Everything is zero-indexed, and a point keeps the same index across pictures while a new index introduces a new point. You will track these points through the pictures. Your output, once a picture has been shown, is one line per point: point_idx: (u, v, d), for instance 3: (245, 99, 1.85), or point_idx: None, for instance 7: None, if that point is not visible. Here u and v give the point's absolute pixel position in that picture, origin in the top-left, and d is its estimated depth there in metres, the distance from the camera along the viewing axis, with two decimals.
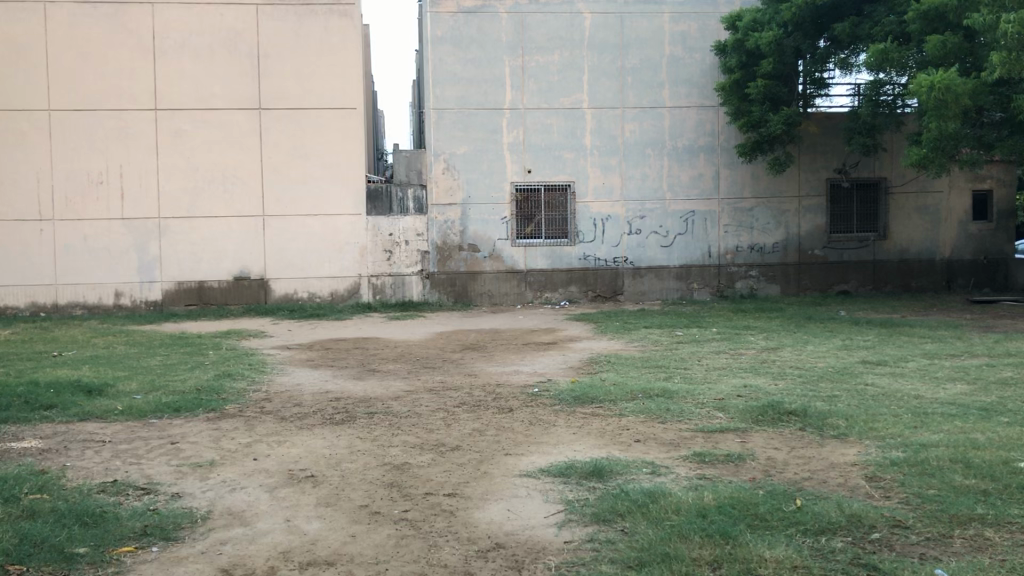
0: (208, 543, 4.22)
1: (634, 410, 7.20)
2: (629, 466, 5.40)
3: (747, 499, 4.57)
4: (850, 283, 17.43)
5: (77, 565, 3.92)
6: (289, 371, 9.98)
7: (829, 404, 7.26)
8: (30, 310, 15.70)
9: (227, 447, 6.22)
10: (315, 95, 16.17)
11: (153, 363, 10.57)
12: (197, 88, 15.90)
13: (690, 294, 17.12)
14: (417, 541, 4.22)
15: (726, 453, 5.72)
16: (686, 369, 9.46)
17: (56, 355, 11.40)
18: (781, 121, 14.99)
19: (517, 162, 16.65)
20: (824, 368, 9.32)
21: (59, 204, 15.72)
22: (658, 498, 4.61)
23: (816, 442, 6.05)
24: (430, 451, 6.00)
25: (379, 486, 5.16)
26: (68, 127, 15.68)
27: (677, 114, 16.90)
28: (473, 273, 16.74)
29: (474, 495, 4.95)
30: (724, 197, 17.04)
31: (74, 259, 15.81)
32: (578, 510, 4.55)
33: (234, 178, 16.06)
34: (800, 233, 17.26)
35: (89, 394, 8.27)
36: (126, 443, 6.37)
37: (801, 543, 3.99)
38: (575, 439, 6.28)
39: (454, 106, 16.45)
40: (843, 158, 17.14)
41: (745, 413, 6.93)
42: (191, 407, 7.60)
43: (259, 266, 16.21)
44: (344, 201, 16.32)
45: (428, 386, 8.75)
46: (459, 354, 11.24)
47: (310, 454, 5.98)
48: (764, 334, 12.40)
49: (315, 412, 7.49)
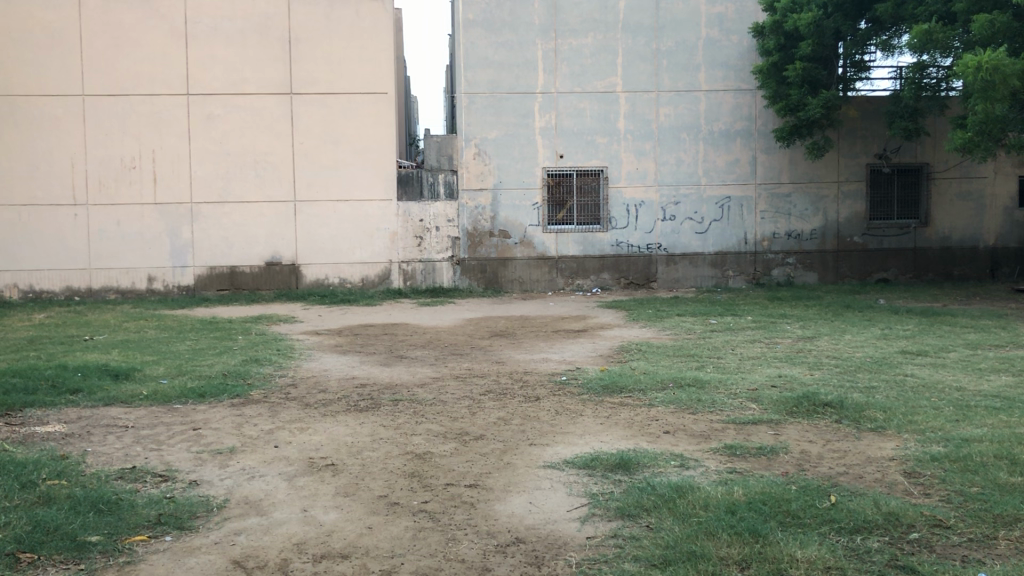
0: (222, 533, 4.13)
1: (663, 399, 7.03)
2: (657, 458, 5.23)
3: (778, 495, 4.39)
4: (889, 271, 17.05)
5: (88, 554, 3.84)
6: (317, 357, 9.92)
7: (867, 396, 7.03)
8: (65, 294, 15.87)
9: (249, 433, 6.14)
10: (346, 79, 16.08)
11: (182, 348, 10.59)
12: (229, 72, 15.88)
13: (725, 282, 16.86)
14: (435, 534, 4.09)
15: (758, 445, 5.53)
16: (719, 358, 9.26)
17: (88, 339, 11.47)
18: (820, 104, 14.63)
19: (549, 147, 16.45)
20: (861, 358, 9.06)
21: (93, 188, 15.82)
22: (685, 493, 4.44)
23: (852, 435, 5.83)
24: (454, 440, 5.88)
25: (399, 476, 5.05)
26: (101, 112, 15.75)
27: (713, 98, 16.57)
28: (504, 260, 16.61)
29: (496, 486, 4.82)
30: (761, 183, 16.71)
31: (108, 244, 15.92)
32: (602, 505, 4.39)
33: (266, 163, 16.05)
34: (838, 220, 16.90)
35: (116, 378, 8.27)
36: (148, 428, 6.33)
37: (835, 542, 3.81)
38: (602, 429, 6.12)
39: (486, 91, 16.29)
40: (883, 143, 16.72)
41: (779, 404, 6.73)
42: (215, 392, 7.55)
43: (291, 251, 16.20)
44: (375, 186, 16.24)
45: (455, 373, 8.64)
46: (488, 341, 11.12)
47: (332, 442, 5.88)
48: (800, 323, 12.13)
49: (340, 398, 7.42)
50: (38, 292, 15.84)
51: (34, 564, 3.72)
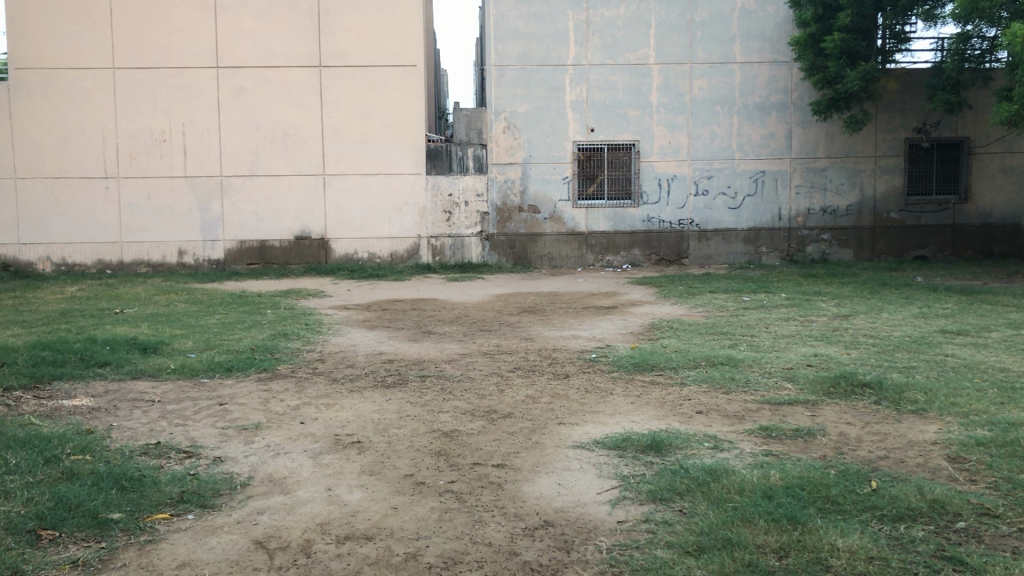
0: (245, 513, 4.05)
1: (696, 378, 6.88)
2: (690, 439, 5.09)
3: (816, 480, 4.23)
4: (927, 249, 16.68)
5: (109, 531, 3.79)
6: (345, 331, 9.86)
7: (906, 376, 6.82)
8: (97, 267, 15.97)
9: (276, 409, 6.08)
10: (375, 51, 15.92)
11: (211, 321, 10.58)
12: (259, 45, 15.79)
13: (758, 258, 16.59)
14: (461, 515, 3.99)
15: (795, 427, 5.36)
16: (752, 336, 9.07)
17: (118, 312, 11.50)
18: (859, 76, 14.25)
19: (580, 120, 16.21)
20: (899, 337, 8.82)
21: (124, 161, 15.84)
22: (720, 476, 4.30)
23: (892, 417, 5.64)
24: (482, 418, 5.78)
25: (426, 454, 4.95)
26: (132, 85, 15.74)
27: (748, 70, 16.22)
28: (533, 235, 16.45)
29: (525, 466, 4.70)
30: (796, 158, 16.37)
31: (138, 218, 15.96)
32: (633, 487, 4.27)
33: (295, 137, 15.97)
34: (875, 196, 16.53)
35: (145, 352, 8.26)
36: (174, 403, 6.29)
37: (877, 531, 3.65)
38: (633, 408, 5.99)
39: (516, 63, 16.08)
40: (923, 117, 16.29)
41: (816, 384, 6.55)
42: (242, 366, 7.51)
43: (320, 226, 16.16)
44: (404, 160, 16.11)
45: (483, 349, 8.53)
46: (517, 317, 10.99)
47: (359, 418, 5.80)
48: (836, 300, 11.88)
49: (367, 373, 7.35)
50: (70, 265, 15.96)
51: (55, 542, 3.67)
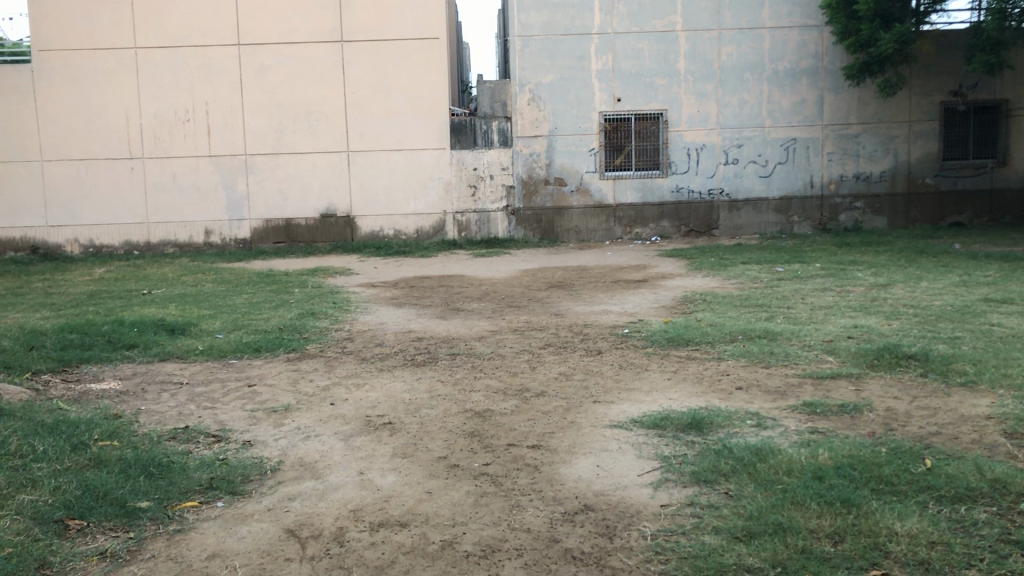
0: (275, 499, 3.95)
1: (733, 352, 6.70)
2: (731, 418, 4.91)
3: (868, 459, 4.04)
4: (964, 215, 16.28)
5: (138, 521, 3.69)
6: (373, 309, 9.74)
7: (952, 348, 6.57)
8: (125, 248, 15.99)
9: (305, 390, 5.97)
10: (397, 25, 15.69)
11: (238, 301, 10.49)
12: (280, 21, 15.61)
13: (790, 228, 16.28)
14: (498, 500, 3.85)
15: (840, 403, 5.17)
16: (789, 308, 8.84)
17: (145, 293, 11.46)
18: (893, 39, 13.81)
19: (606, 90, 15.92)
20: (942, 306, 8.57)
21: (148, 142, 15.78)
22: (767, 457, 4.12)
23: (941, 391, 5.42)
24: (515, 397, 5.63)
25: (458, 436, 4.81)
26: (154, 64, 15.64)
27: (778, 35, 15.83)
28: (560, 209, 16.25)
29: (561, 447, 4.55)
30: (828, 124, 16.00)
31: (164, 198, 15.93)
32: (676, 469, 4.11)
33: (318, 114, 15.82)
34: (909, 162, 16.12)
35: (172, 333, 8.19)
36: (203, 385, 6.21)
37: (936, 513, 3.47)
38: (671, 385, 5.82)
39: (540, 33, 15.80)
40: (960, 79, 15.83)
41: (859, 356, 6.33)
42: (271, 346, 7.41)
43: (345, 203, 16.04)
44: (428, 135, 15.91)
45: (514, 326, 8.38)
46: (546, 292, 10.83)
47: (389, 399, 5.68)
48: (873, 269, 11.59)
49: (397, 352, 7.22)
50: (98, 246, 16.00)
51: (83, 532, 3.58)
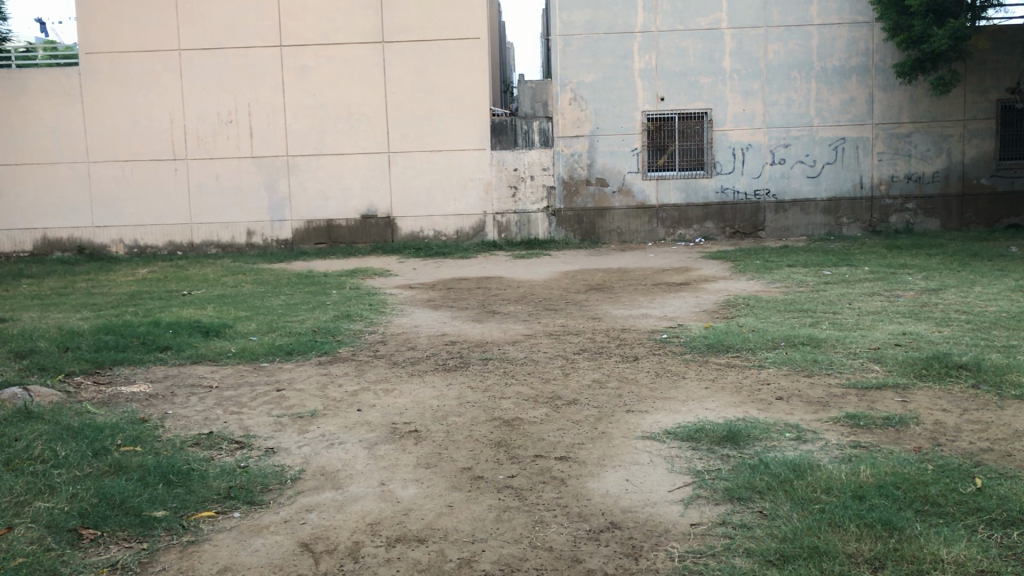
0: (293, 510, 3.86)
1: (775, 360, 6.47)
2: (770, 430, 4.71)
3: (913, 477, 3.82)
4: (1021, 216, 15.73)
5: (152, 531, 3.62)
6: (409, 312, 9.65)
7: (1006, 357, 6.26)
8: (169, 249, 16.15)
9: (333, 396, 5.88)
10: (438, 25, 15.62)
11: (276, 303, 10.48)
12: (322, 22, 15.63)
13: (838, 230, 15.89)
14: (521, 515, 3.70)
15: (885, 415, 4.93)
16: (834, 314, 8.56)
17: (185, 294, 11.51)
18: (947, 34, 13.34)
19: (649, 89, 15.68)
20: (995, 313, 8.21)
21: (192, 143, 15.92)
22: (805, 473, 3.92)
23: (994, 404, 5.15)
24: (545, 404, 5.48)
25: (485, 445, 4.68)
26: (198, 66, 15.78)
27: (827, 32, 15.45)
28: (602, 210, 16.05)
29: (591, 460, 4.39)
30: (879, 124, 15.58)
31: (207, 199, 16.05)
32: (708, 485, 3.93)
33: (360, 115, 15.82)
34: (964, 161, 15.62)
35: (207, 335, 8.17)
36: (232, 389, 6.16)
37: (985, 539, 3.25)
38: (708, 394, 5.62)
39: (582, 32, 15.62)
40: (1017, 76, 15.31)
41: (906, 366, 6.06)
42: (303, 349, 7.35)
43: (386, 203, 16.02)
44: (468, 136, 15.81)
45: (549, 330, 8.22)
46: (585, 295, 10.66)
47: (418, 405, 5.57)
48: (924, 273, 11.21)
49: (429, 356, 7.11)
50: (143, 247, 16.17)
51: (96, 542, 3.51)
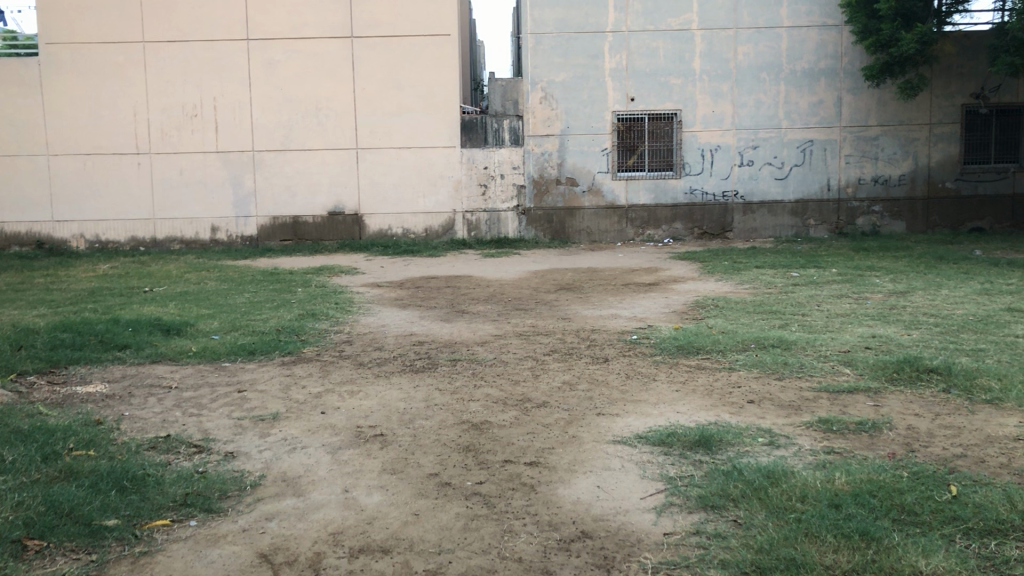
0: (252, 519, 3.70)
1: (746, 362, 6.41)
2: (742, 435, 4.64)
3: (888, 485, 3.76)
4: (985, 220, 15.89)
5: (103, 541, 3.45)
6: (375, 311, 9.48)
7: (975, 361, 6.24)
8: (131, 244, 15.82)
9: (296, 398, 5.72)
10: (408, 20, 15.44)
11: (239, 301, 10.26)
12: (290, 16, 15.39)
13: (806, 231, 15.95)
14: (490, 524, 3.59)
15: (857, 420, 4.88)
16: (804, 316, 8.53)
17: (147, 291, 11.25)
18: (915, 38, 13.41)
19: (620, 89, 15.63)
20: (963, 316, 8.23)
21: (155, 137, 15.60)
22: (779, 480, 3.84)
23: (965, 409, 5.12)
24: (515, 407, 5.36)
25: (453, 450, 4.55)
26: (162, 58, 15.46)
27: (797, 34, 15.50)
28: (572, 209, 15.98)
29: (561, 465, 4.28)
30: (847, 126, 15.65)
31: (171, 194, 15.74)
32: (681, 492, 3.84)
33: (327, 110, 15.60)
34: (930, 165, 15.75)
35: (167, 334, 7.96)
36: (192, 390, 5.98)
37: (963, 549, 3.20)
38: (679, 397, 5.53)
39: (553, 30, 15.52)
40: (982, 81, 15.46)
41: (877, 369, 6.03)
42: (266, 349, 7.17)
43: (353, 200, 15.81)
44: (438, 133, 15.66)
45: (519, 330, 8.11)
46: (554, 295, 10.56)
47: (383, 408, 5.43)
48: (891, 276, 11.25)
49: (395, 357, 6.96)
50: (104, 242, 15.83)
51: (41, 554, 3.34)
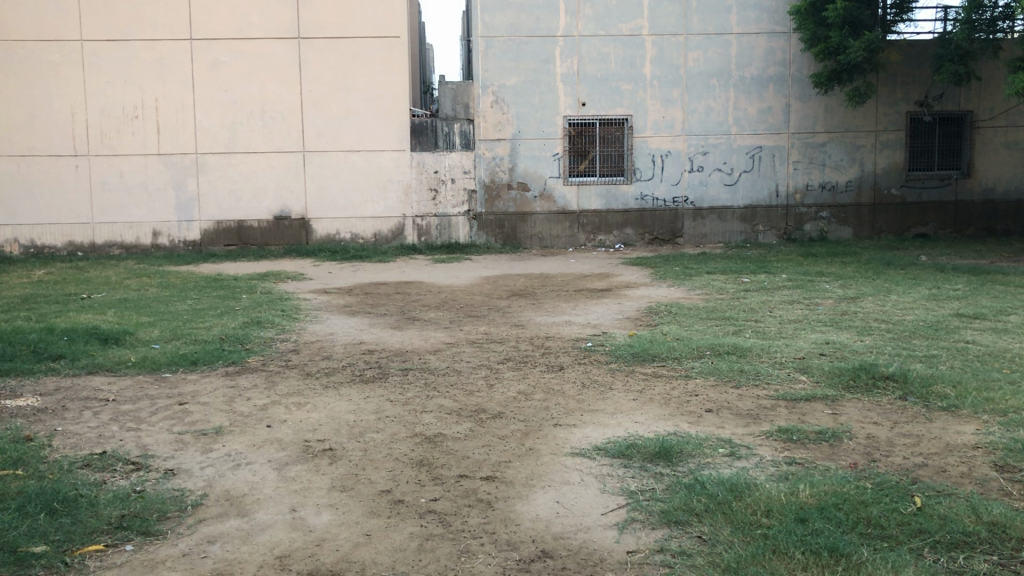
0: (193, 542, 3.49)
1: (702, 370, 6.33)
2: (702, 445, 4.54)
3: (853, 497, 3.68)
4: (928, 226, 16.16)
5: (29, 570, 3.21)
6: (324, 318, 9.25)
7: (929, 368, 6.24)
8: (68, 249, 15.30)
9: (241, 410, 5.49)
10: (357, 22, 15.21)
11: (181, 308, 9.93)
12: (235, 15, 15.05)
13: (754, 237, 16.06)
14: (446, 544, 3.43)
15: (817, 429, 4.81)
16: (756, 322, 8.51)
17: (84, 298, 10.84)
18: (862, 46, 13.58)
19: (571, 94, 15.57)
20: (913, 322, 8.27)
21: (94, 139, 15.12)
22: (743, 494, 3.74)
23: (922, 416, 5.09)
24: (469, 419, 5.20)
25: (406, 465, 4.38)
26: (101, 58, 15.00)
27: (745, 42, 15.61)
28: (523, 214, 15.87)
29: (518, 480, 4.13)
30: (795, 133, 15.80)
31: (111, 197, 15.27)
32: (643, 507, 3.71)
33: (273, 112, 15.28)
34: (875, 172, 15.97)
35: (105, 343, 7.63)
36: (130, 402, 5.71)
37: (932, 564, 3.13)
38: (636, 407, 5.42)
39: (504, 34, 15.40)
40: (926, 90, 15.74)
41: (833, 377, 5.99)
42: (209, 359, 6.90)
43: (301, 205, 15.51)
44: (387, 136, 15.43)
45: (471, 338, 7.96)
46: (507, 301, 10.42)
47: (332, 420, 5.22)
48: (840, 281, 11.34)
49: (344, 366, 6.75)
50: (40, 247, 15.28)
51: None
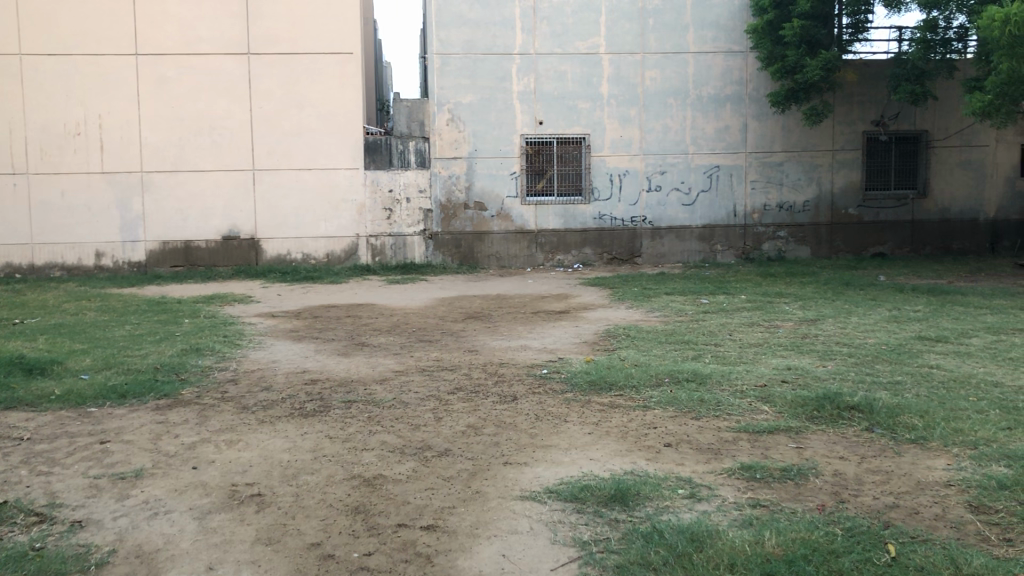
0: None
1: (660, 399, 6.03)
2: (660, 486, 4.23)
3: (823, 547, 3.40)
4: (886, 245, 16.15)
5: None
6: (267, 344, 8.81)
7: (895, 396, 6.02)
8: (5, 271, 14.65)
9: (166, 450, 5.08)
10: (308, 38, 14.85)
11: (118, 334, 9.43)
12: (183, 30, 14.62)
13: (713, 256, 15.91)
14: None
15: (782, 466, 4.54)
16: (717, 346, 8.25)
17: (16, 324, 10.28)
18: (819, 65, 13.52)
19: (527, 112, 15.34)
20: (875, 345, 8.08)
21: (34, 156, 14.55)
22: (704, 545, 3.45)
23: (890, 450, 4.85)
24: (412, 457, 4.85)
25: (340, 513, 4.01)
26: (41, 72, 14.45)
27: (703, 60, 15.51)
28: (480, 234, 15.55)
29: (461, 528, 3.80)
30: (752, 152, 15.71)
31: (51, 217, 14.68)
32: (596, 561, 3.41)
33: (222, 130, 14.83)
34: (833, 191, 15.93)
35: (29, 374, 7.14)
36: (47, 441, 5.27)
37: None
38: (591, 442, 5.10)
39: (460, 52, 15.13)
40: (882, 109, 15.75)
41: (796, 407, 5.72)
42: (138, 392, 6.45)
43: (250, 225, 15.05)
44: (340, 154, 15.06)
45: (421, 365, 7.59)
46: (461, 325, 10.06)
47: (265, 461, 4.85)
48: (800, 302, 11.16)
49: (284, 398, 6.35)
50: None
51: None
